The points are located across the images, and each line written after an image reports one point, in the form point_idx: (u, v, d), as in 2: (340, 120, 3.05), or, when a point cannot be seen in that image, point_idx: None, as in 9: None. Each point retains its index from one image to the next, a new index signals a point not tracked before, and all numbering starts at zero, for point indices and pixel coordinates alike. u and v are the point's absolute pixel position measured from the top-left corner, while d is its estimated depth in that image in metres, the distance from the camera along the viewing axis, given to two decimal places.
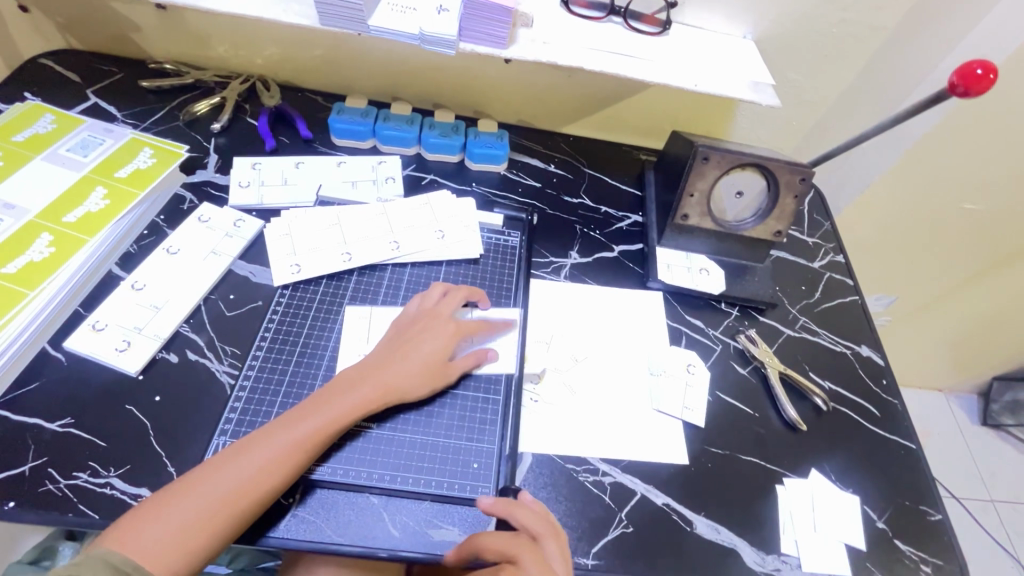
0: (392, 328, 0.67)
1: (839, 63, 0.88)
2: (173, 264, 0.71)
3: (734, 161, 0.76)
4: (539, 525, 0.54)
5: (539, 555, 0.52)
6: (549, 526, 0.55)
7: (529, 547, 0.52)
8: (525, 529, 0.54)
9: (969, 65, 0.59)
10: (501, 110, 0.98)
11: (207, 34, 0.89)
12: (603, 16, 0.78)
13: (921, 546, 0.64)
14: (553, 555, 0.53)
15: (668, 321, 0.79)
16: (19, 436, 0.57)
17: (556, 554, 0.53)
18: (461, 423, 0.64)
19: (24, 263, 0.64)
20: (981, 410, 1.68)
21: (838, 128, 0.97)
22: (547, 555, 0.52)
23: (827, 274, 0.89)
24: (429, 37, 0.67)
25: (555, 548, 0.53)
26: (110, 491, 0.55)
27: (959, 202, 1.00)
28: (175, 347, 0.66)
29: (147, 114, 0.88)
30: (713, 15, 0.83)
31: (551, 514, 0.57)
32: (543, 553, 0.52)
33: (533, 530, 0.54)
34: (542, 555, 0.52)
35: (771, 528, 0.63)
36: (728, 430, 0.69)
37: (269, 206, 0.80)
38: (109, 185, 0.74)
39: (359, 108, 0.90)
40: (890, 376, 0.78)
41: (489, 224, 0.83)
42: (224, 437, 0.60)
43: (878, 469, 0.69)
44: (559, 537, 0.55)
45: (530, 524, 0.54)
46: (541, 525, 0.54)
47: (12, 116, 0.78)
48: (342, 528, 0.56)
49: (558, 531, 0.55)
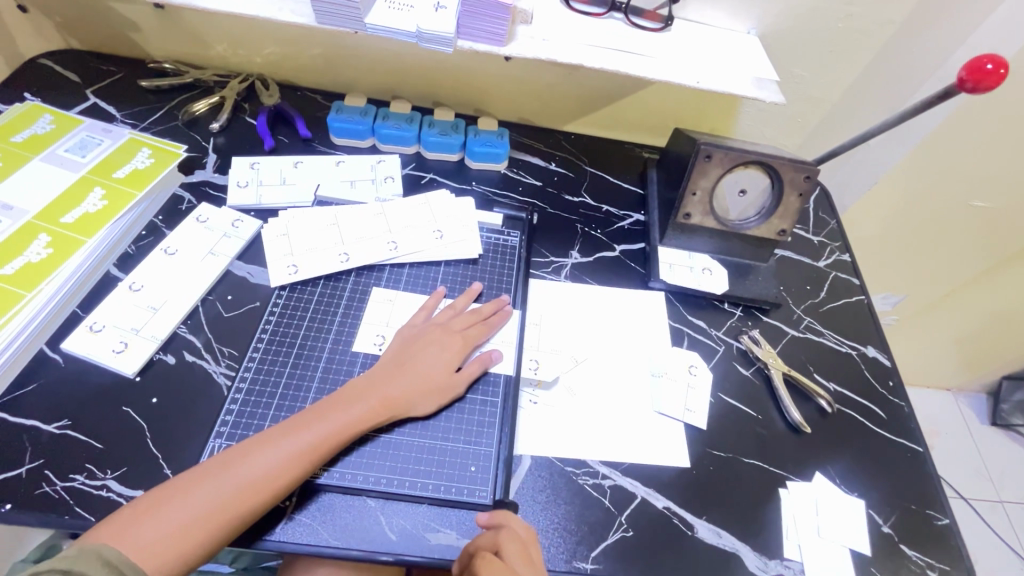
0: (396, 337, 0.67)
1: (845, 58, 0.87)
2: (171, 264, 0.71)
3: (737, 159, 0.74)
4: (494, 536, 0.53)
5: (499, 562, 0.50)
6: (504, 530, 0.54)
7: (488, 559, 0.51)
8: (485, 549, 0.53)
9: (979, 60, 0.58)
10: (501, 108, 0.97)
11: (205, 33, 0.88)
12: (604, 12, 0.76)
13: (928, 551, 0.63)
14: (514, 557, 0.51)
15: (670, 322, 0.78)
16: (16, 438, 0.57)
17: (519, 558, 0.52)
18: (459, 426, 0.63)
19: (21, 264, 0.64)
20: (990, 410, 1.66)
21: (844, 125, 0.95)
22: (507, 560, 0.51)
23: (833, 273, 0.88)
24: (427, 35, 0.66)
25: (514, 549, 0.52)
26: (107, 493, 0.55)
27: (968, 199, 0.98)
28: (172, 349, 0.65)
29: (146, 114, 0.88)
30: (716, 10, 0.81)
31: (502, 515, 0.55)
32: (505, 562, 0.51)
33: (490, 547, 0.53)
34: (503, 562, 0.51)
35: (773, 532, 0.62)
36: (731, 432, 0.68)
37: (267, 206, 0.79)
38: (107, 186, 0.73)
39: (358, 107, 0.89)
40: (896, 378, 0.77)
41: (488, 224, 0.82)
42: (220, 439, 0.59)
43: (883, 472, 0.68)
44: (519, 538, 0.53)
45: (488, 541, 0.53)
46: (496, 535, 0.53)
47: (11, 116, 0.77)
48: (338, 531, 0.55)
49: (516, 530, 0.54)
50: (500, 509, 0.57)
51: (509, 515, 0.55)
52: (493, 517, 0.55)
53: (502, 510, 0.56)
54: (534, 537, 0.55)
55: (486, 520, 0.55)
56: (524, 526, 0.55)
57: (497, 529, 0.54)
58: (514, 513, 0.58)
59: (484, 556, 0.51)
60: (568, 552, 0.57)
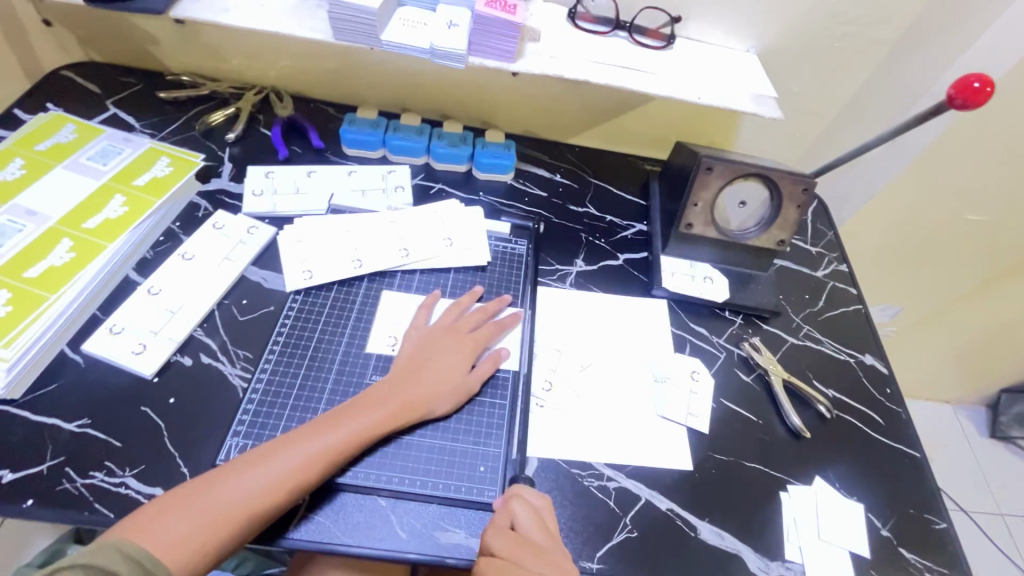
0: (408, 339, 0.69)
1: (841, 76, 0.90)
2: (189, 269, 0.73)
3: (737, 171, 0.77)
4: (507, 509, 0.56)
5: (514, 534, 0.54)
6: (517, 499, 0.57)
7: (503, 532, 0.54)
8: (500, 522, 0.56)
9: (966, 79, 0.60)
10: (508, 121, 0.99)
11: (223, 47, 0.91)
12: (608, 31, 0.80)
13: (926, 555, 0.65)
14: (529, 526, 0.55)
15: (673, 329, 0.79)
16: (37, 435, 0.59)
17: (532, 524, 0.55)
18: (468, 428, 0.65)
19: (45, 268, 0.66)
20: (989, 422, 1.67)
21: (840, 141, 0.98)
22: (522, 532, 0.54)
23: (831, 283, 0.90)
24: (440, 51, 0.69)
25: (528, 518, 0.55)
26: (125, 490, 0.57)
27: (961, 212, 1.01)
28: (189, 351, 0.67)
29: (163, 125, 0.90)
30: (717, 29, 0.84)
31: (515, 488, 0.58)
32: (519, 533, 0.54)
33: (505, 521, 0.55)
34: (518, 534, 0.54)
35: (775, 534, 0.63)
36: (733, 436, 0.70)
37: (281, 213, 0.81)
38: (127, 193, 0.76)
39: (369, 118, 0.92)
40: (893, 385, 0.79)
41: (496, 233, 0.84)
42: (236, 438, 0.61)
43: (882, 477, 0.70)
44: (532, 505, 0.57)
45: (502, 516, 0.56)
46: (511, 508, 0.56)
47: (35, 125, 0.80)
48: (351, 529, 0.57)
49: (528, 498, 0.57)
50: (517, 485, 0.60)
51: (521, 489, 0.58)
52: (507, 493, 0.58)
53: (516, 486, 0.59)
54: (546, 501, 0.59)
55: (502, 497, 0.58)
56: (536, 496, 0.58)
57: (509, 500, 0.57)
58: (526, 487, 0.60)
59: (499, 529, 0.54)
60: (574, 552, 0.59)
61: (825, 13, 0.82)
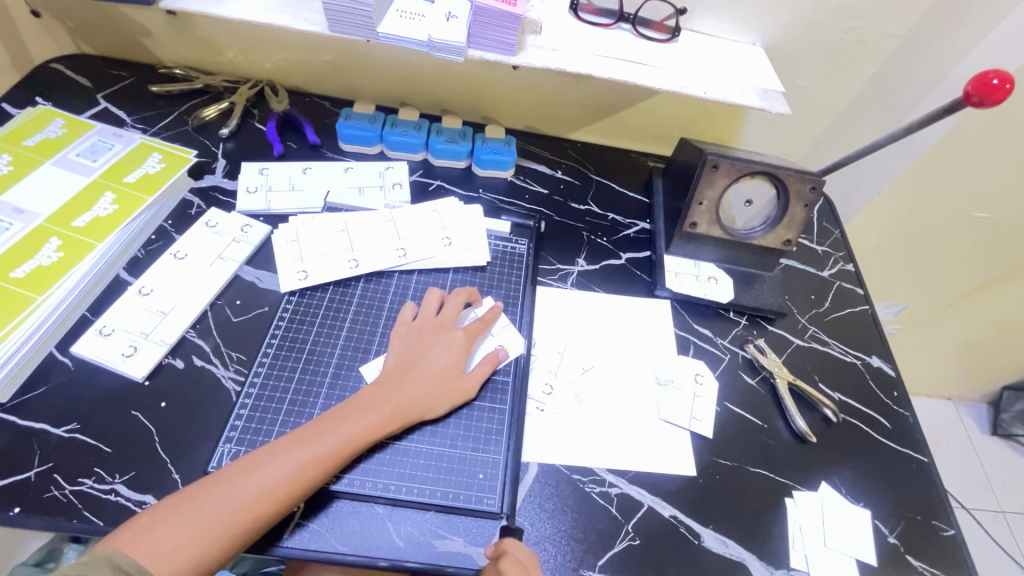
0: (397, 335, 0.67)
1: (850, 70, 0.88)
2: (181, 268, 0.71)
3: (743, 170, 0.75)
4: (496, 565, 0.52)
5: None
6: (506, 556, 0.53)
7: None
8: None
9: (985, 75, 0.58)
10: (508, 115, 0.97)
11: (217, 39, 0.89)
12: (612, 23, 0.77)
13: (933, 562, 0.63)
14: None
15: (676, 330, 0.78)
16: (25, 440, 0.57)
17: None
18: (467, 433, 0.63)
19: (32, 267, 0.65)
20: (992, 420, 1.66)
21: (848, 137, 0.96)
22: None
23: (837, 282, 0.88)
24: (438, 44, 0.67)
25: None
26: (115, 497, 0.55)
27: (970, 210, 0.99)
28: (181, 353, 0.65)
29: (156, 119, 0.88)
30: (723, 21, 0.82)
31: (505, 543, 0.55)
32: None
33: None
34: None
35: (780, 541, 0.62)
36: (738, 440, 0.69)
37: (276, 211, 0.80)
38: (118, 191, 0.74)
39: (366, 113, 0.90)
40: (901, 388, 0.77)
41: (496, 231, 0.82)
42: (228, 444, 0.59)
43: (889, 482, 0.68)
44: (522, 563, 0.53)
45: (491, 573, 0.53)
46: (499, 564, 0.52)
47: (23, 120, 0.78)
48: (347, 538, 0.55)
49: (518, 556, 0.53)
50: (507, 538, 0.56)
51: (513, 544, 0.55)
52: (497, 546, 0.55)
53: (509, 539, 0.56)
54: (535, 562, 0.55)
55: (492, 550, 0.55)
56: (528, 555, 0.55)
57: (499, 557, 0.53)
58: (519, 541, 0.57)
59: None
60: (575, 561, 0.57)
61: (835, 6, 0.80)
